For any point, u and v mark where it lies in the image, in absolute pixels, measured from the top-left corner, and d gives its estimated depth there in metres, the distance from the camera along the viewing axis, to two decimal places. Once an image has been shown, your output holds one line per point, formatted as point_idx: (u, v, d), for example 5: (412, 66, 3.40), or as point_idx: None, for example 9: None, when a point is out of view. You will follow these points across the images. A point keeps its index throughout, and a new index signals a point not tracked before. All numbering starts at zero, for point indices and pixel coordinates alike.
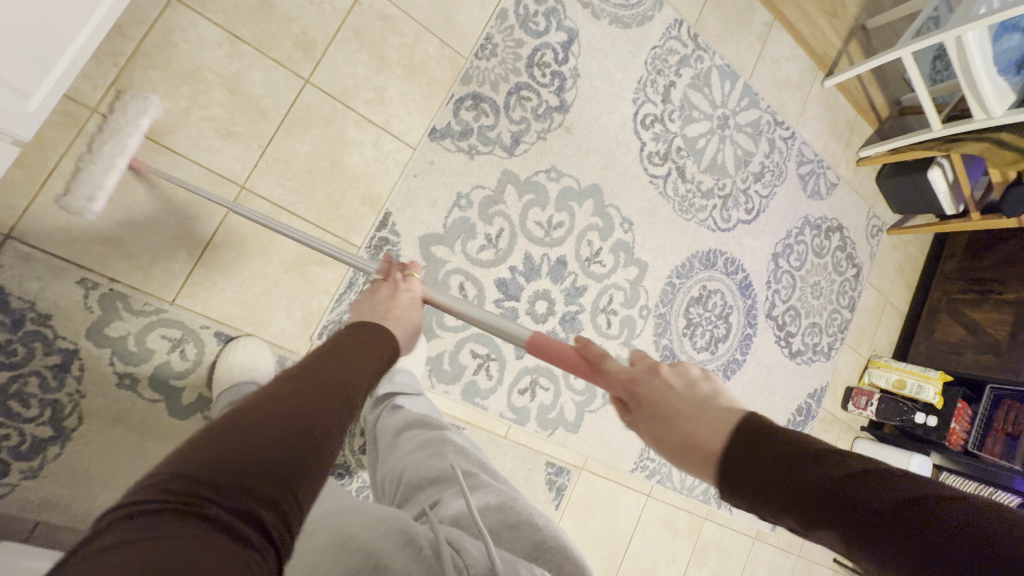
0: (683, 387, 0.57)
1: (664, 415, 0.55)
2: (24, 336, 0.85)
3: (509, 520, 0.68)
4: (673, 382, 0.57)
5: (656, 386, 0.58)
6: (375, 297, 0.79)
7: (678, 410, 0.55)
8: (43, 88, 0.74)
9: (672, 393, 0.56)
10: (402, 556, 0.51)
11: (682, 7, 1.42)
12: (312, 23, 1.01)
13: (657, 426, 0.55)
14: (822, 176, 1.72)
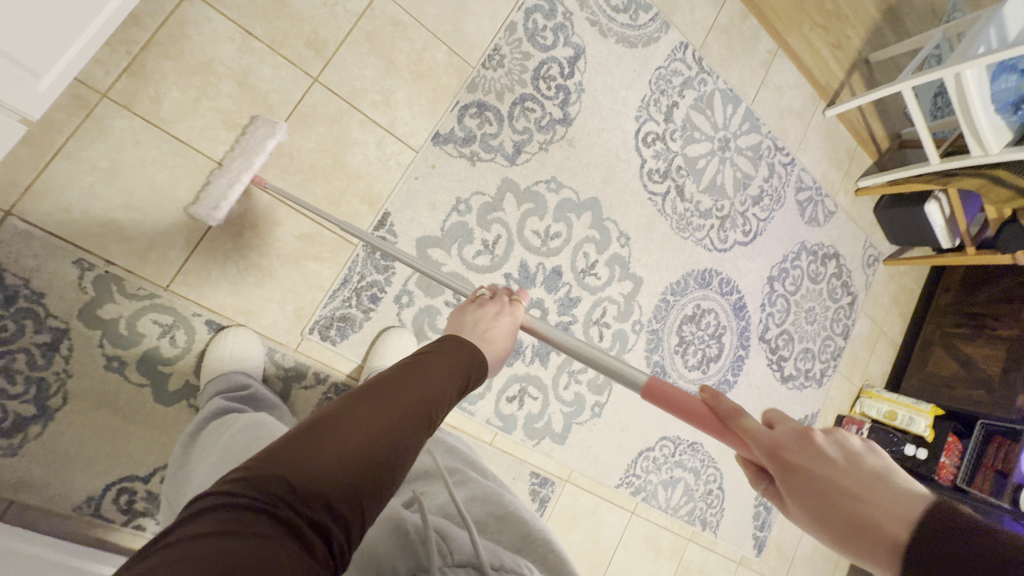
0: (839, 458, 0.50)
1: (818, 490, 0.49)
2: (15, 313, 0.85)
3: (494, 511, 0.67)
4: (827, 450, 0.51)
5: (808, 455, 0.51)
6: (479, 313, 0.79)
7: (837, 486, 0.48)
8: (53, 70, 0.76)
9: (831, 463, 0.50)
10: (391, 544, 0.52)
11: (688, 30, 1.45)
12: (324, 24, 1.04)
13: (809, 501, 0.50)
14: (821, 204, 1.73)
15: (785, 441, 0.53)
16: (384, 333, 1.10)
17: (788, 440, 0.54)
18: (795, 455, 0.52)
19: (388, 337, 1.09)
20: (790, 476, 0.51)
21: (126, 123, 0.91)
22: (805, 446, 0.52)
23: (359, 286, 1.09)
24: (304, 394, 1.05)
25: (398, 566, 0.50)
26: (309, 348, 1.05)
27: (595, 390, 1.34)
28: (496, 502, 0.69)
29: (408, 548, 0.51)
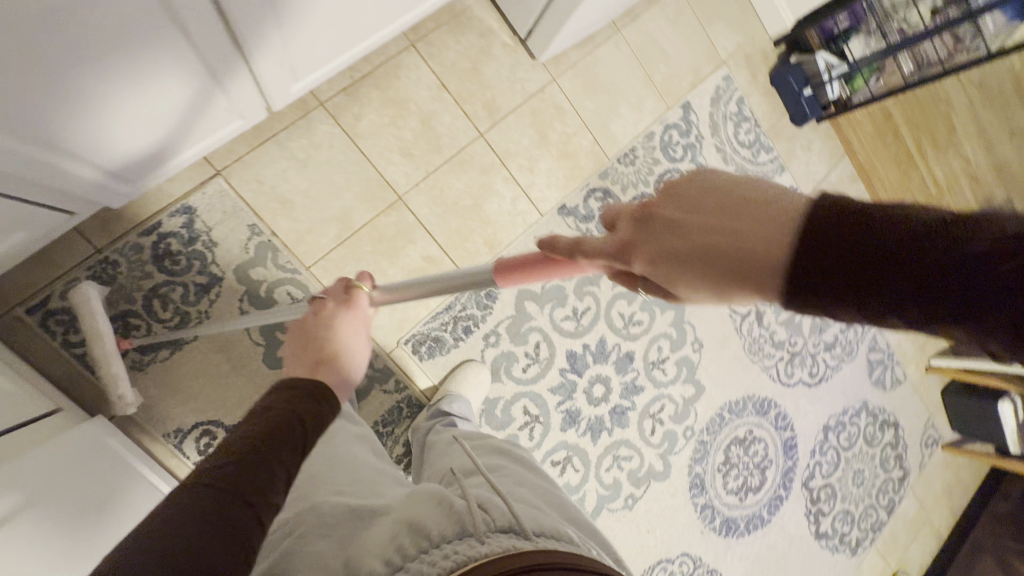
0: (684, 214, 0.43)
1: (686, 252, 0.42)
2: (189, 252, 0.98)
3: (544, 500, 0.70)
4: (675, 211, 0.44)
5: (658, 226, 0.44)
6: (302, 335, 0.71)
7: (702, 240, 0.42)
8: (307, 79, 0.95)
9: (686, 218, 0.43)
10: (436, 512, 0.57)
11: (799, 178, 1.58)
12: (502, 94, 1.22)
13: (687, 271, 0.43)
14: (890, 369, 1.74)
15: (631, 233, 0.46)
16: (464, 364, 1.17)
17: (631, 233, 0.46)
18: (645, 235, 0.45)
19: (469, 368, 1.16)
20: (651, 253, 0.44)
21: (328, 128, 1.08)
22: (654, 221, 0.45)
23: (458, 315, 1.18)
24: (381, 397, 1.12)
25: (444, 528, 0.55)
26: (399, 356, 1.14)
27: (633, 481, 1.35)
28: (542, 493, 0.72)
29: (452, 517, 0.56)
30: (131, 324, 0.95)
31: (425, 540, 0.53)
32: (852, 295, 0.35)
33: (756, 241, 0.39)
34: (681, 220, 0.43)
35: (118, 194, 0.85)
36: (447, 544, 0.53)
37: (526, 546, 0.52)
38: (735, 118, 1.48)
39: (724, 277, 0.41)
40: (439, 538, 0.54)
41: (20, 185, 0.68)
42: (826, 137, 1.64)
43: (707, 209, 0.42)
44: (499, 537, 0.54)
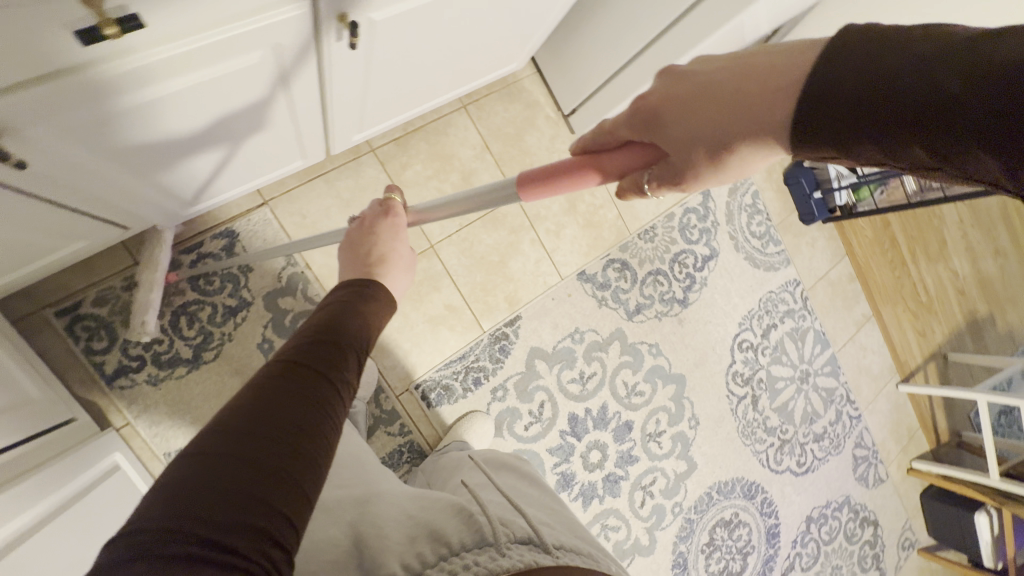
0: (700, 76, 0.47)
1: (699, 108, 0.46)
2: (224, 274, 1.00)
3: (558, 520, 0.70)
4: (695, 84, 0.47)
5: (675, 85, 0.48)
6: (351, 241, 0.73)
7: (721, 103, 0.45)
8: (370, 130, 0.99)
9: (708, 80, 0.46)
10: (454, 520, 0.57)
11: (802, 272, 1.67)
12: (540, 161, 1.29)
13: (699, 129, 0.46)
14: (873, 467, 1.78)
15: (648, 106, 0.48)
16: (470, 414, 1.18)
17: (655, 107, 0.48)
18: (667, 99, 0.47)
19: (474, 420, 1.16)
20: (665, 116, 0.47)
21: (376, 174, 1.13)
22: (675, 84, 0.47)
23: (470, 365, 1.21)
24: (384, 437, 1.13)
25: (463, 538, 0.54)
26: (407, 399, 1.15)
27: (618, 553, 1.34)
28: (557, 518, 0.72)
29: (472, 526, 0.55)
30: (154, 338, 0.95)
31: (446, 548, 0.53)
32: (827, 133, 0.41)
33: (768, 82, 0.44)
34: (701, 83, 0.46)
35: (174, 216, 0.86)
36: (467, 552, 0.52)
37: (547, 561, 0.51)
38: (749, 209, 1.58)
39: (731, 138, 0.46)
40: (459, 546, 0.53)
41: (96, 204, 0.69)
42: (830, 238, 1.74)
43: (726, 72, 0.46)
44: (520, 549, 0.53)
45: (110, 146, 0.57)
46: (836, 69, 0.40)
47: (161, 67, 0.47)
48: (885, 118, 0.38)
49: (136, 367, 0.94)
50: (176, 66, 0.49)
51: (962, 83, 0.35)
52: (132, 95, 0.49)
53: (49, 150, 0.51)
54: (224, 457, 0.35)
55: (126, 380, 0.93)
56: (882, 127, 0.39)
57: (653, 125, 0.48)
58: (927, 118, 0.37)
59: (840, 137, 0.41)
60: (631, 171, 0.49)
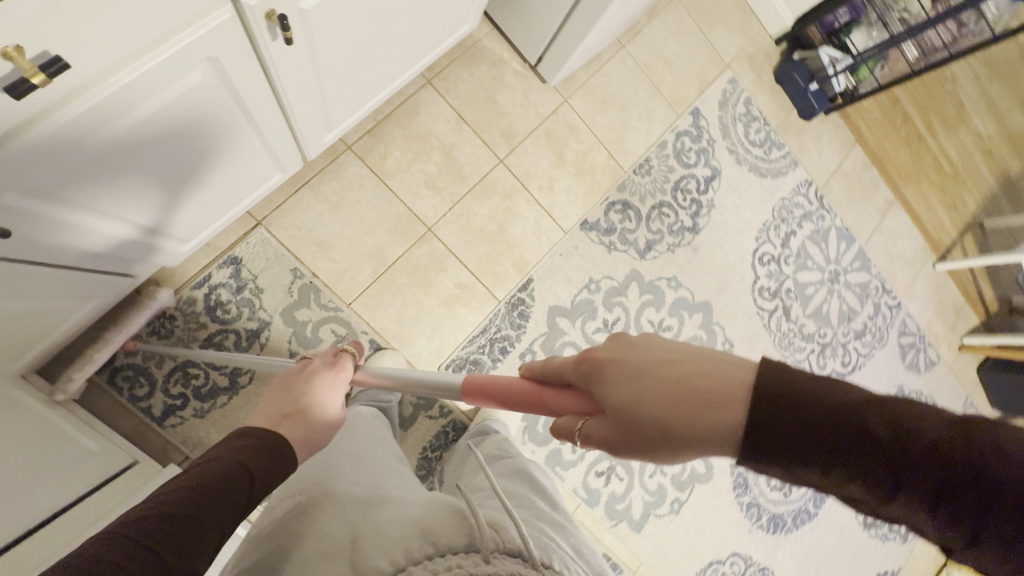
0: (652, 349, 0.39)
1: (644, 380, 0.38)
2: (239, 300, 1.03)
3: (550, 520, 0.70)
4: (641, 352, 0.39)
5: (629, 349, 0.40)
6: (280, 390, 0.65)
7: (661, 384, 0.37)
8: (338, 127, 0.97)
9: (654, 361, 0.39)
10: (450, 521, 0.56)
11: (813, 171, 1.59)
12: (518, 119, 1.26)
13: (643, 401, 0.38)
14: (923, 351, 1.72)
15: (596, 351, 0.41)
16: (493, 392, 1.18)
17: (601, 359, 0.40)
18: (611, 356, 0.40)
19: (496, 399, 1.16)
20: (606, 378, 0.39)
21: (358, 170, 1.12)
22: (629, 341, 0.41)
23: (494, 336, 1.21)
24: (427, 422, 1.15)
25: (452, 539, 0.54)
26: None
27: (677, 486, 1.36)
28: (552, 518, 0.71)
29: (463, 528, 0.55)
30: (190, 374, 0.99)
31: (431, 547, 0.53)
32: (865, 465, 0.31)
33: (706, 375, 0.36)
34: (657, 363, 0.38)
35: (175, 256, 0.88)
36: (451, 555, 0.52)
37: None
38: (744, 119, 1.50)
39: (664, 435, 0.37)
40: (446, 548, 0.53)
41: (93, 259, 0.71)
42: (835, 129, 1.65)
43: (669, 362, 0.38)
44: (505, 558, 0.52)
45: (83, 199, 0.58)
46: (790, 390, 0.33)
47: (104, 106, 0.48)
48: (843, 459, 0.32)
49: (181, 405, 0.98)
50: (110, 108, 0.48)
51: (919, 442, 0.30)
52: (85, 141, 0.50)
53: (27, 214, 0.52)
54: (154, 526, 0.38)
55: (175, 419, 0.98)
56: (838, 462, 0.32)
57: (585, 379, 0.41)
58: (888, 468, 0.31)
59: (795, 457, 0.33)
60: (565, 413, 0.42)
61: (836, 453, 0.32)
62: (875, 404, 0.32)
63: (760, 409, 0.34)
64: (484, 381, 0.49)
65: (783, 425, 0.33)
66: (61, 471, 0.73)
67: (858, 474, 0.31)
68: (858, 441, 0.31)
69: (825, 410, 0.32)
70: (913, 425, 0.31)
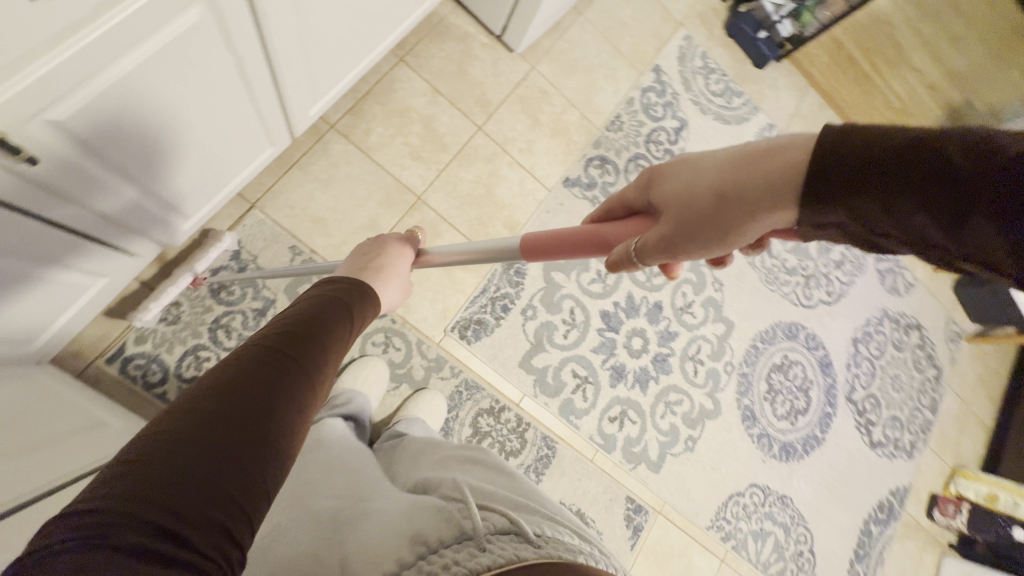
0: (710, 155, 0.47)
1: (690, 183, 0.47)
2: (242, 281, 1.05)
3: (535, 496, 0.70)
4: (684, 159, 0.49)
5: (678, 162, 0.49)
6: (358, 256, 0.69)
7: (716, 177, 0.45)
8: (321, 100, 1.01)
9: (707, 162, 0.47)
10: (438, 522, 0.57)
11: (773, 115, 1.68)
12: (490, 88, 1.31)
13: (699, 195, 0.46)
14: (900, 275, 1.80)
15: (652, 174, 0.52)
16: (417, 394, 1.13)
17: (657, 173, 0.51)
18: (675, 168, 0.49)
19: (420, 399, 1.11)
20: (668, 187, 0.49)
21: (343, 148, 1.16)
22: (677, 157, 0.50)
23: (494, 296, 1.24)
24: (439, 384, 1.18)
25: (443, 536, 0.54)
26: (448, 343, 1.20)
27: (689, 424, 1.39)
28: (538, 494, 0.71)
29: (450, 524, 0.56)
30: (202, 357, 1.00)
31: (423, 547, 0.53)
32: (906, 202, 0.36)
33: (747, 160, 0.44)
34: (710, 157, 0.46)
35: (176, 234, 0.89)
36: (446, 549, 0.53)
37: (528, 550, 0.50)
38: (703, 71, 1.58)
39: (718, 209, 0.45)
40: (437, 543, 0.54)
41: (102, 227, 0.71)
42: (788, 75, 1.75)
43: (718, 157, 0.46)
44: (502, 542, 0.52)
45: (105, 149, 0.59)
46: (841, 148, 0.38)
47: (119, 35, 0.49)
48: (907, 174, 0.35)
49: None
50: (123, 38, 0.50)
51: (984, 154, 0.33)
52: (101, 78, 0.51)
53: (52, 159, 0.53)
54: (199, 427, 0.33)
55: None
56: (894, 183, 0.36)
57: (651, 196, 0.51)
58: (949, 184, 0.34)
59: (845, 201, 0.38)
60: (627, 236, 0.51)
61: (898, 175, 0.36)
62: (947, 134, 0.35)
63: (813, 168, 0.39)
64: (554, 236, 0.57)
65: (836, 173, 0.38)
66: (83, 439, 0.73)
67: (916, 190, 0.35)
68: (928, 159, 0.35)
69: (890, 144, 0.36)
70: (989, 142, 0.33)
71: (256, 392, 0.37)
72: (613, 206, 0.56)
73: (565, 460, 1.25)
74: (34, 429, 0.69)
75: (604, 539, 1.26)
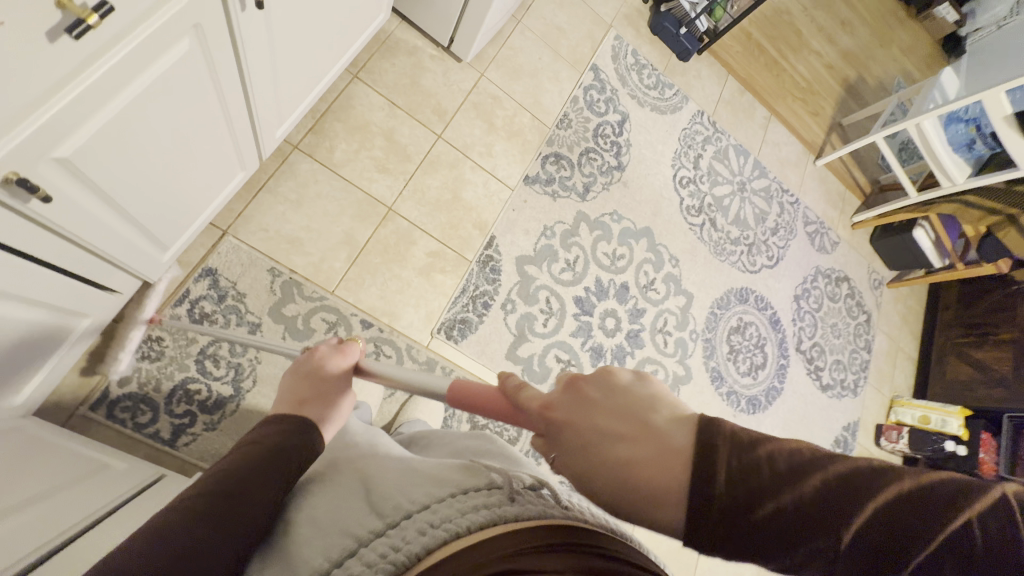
0: (610, 399, 0.37)
1: (595, 441, 0.36)
2: (224, 309, 1.04)
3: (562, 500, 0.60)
4: (594, 404, 0.37)
5: (581, 405, 0.38)
6: (294, 377, 0.63)
7: (613, 457, 0.34)
8: (286, 122, 1.02)
9: (605, 424, 0.36)
10: (463, 476, 0.49)
11: (701, 102, 1.84)
12: (445, 97, 1.36)
13: (599, 490, 0.35)
14: (825, 235, 2.02)
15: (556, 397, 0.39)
16: (414, 396, 1.16)
17: (560, 408, 0.39)
18: (567, 412, 0.38)
19: (420, 398, 1.15)
20: (561, 441, 0.37)
21: (310, 167, 1.17)
22: (584, 391, 0.38)
23: (474, 294, 1.29)
24: None
25: (470, 483, 0.47)
26: (437, 345, 1.23)
27: None
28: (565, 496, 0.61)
29: (481, 474, 0.49)
30: (192, 391, 0.98)
31: (456, 487, 0.47)
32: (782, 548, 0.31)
33: (652, 447, 0.34)
34: (604, 422, 0.36)
35: (156, 267, 0.88)
36: (473, 493, 0.45)
37: (559, 509, 0.42)
38: (636, 67, 1.71)
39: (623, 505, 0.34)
40: (465, 486, 0.47)
41: (91, 263, 0.70)
42: (709, 65, 1.92)
43: (616, 422, 0.36)
44: (533, 496, 0.45)
45: (101, 181, 0.60)
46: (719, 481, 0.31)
47: (123, 69, 0.50)
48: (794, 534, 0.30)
49: (190, 422, 0.97)
50: (128, 71, 0.51)
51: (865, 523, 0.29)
52: (107, 109, 0.53)
53: (60, 193, 0.54)
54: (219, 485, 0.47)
55: (187, 437, 0.96)
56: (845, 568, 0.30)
57: (546, 433, 0.39)
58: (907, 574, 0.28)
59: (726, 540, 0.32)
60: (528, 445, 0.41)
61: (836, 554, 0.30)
62: (860, 487, 0.30)
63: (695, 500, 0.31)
64: (466, 384, 0.49)
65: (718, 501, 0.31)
66: (91, 482, 0.72)
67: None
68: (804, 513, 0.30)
69: (791, 499, 0.30)
70: (918, 517, 0.29)
71: (250, 474, 0.49)
72: (510, 379, 0.45)
73: None
74: (41, 478, 0.68)
75: None
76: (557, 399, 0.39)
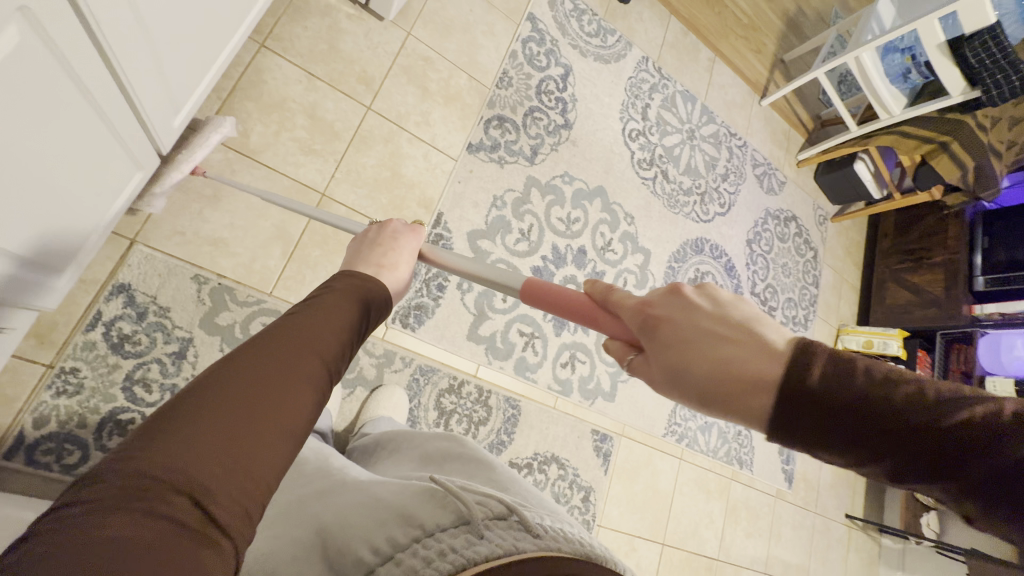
0: (719, 311, 0.44)
1: (691, 339, 0.44)
2: (147, 326, 0.94)
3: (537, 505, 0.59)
4: (695, 310, 0.45)
5: (686, 309, 0.46)
6: (365, 243, 0.69)
7: (709, 351, 0.43)
8: (185, 108, 0.89)
9: (706, 326, 0.44)
10: (427, 508, 0.46)
11: (645, 48, 1.76)
12: (369, 63, 1.23)
13: (692, 375, 0.43)
14: (773, 176, 2.03)
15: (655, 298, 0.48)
16: (375, 392, 1.11)
17: (659, 305, 0.47)
18: (668, 311, 0.46)
19: (381, 394, 1.10)
20: (662, 334, 0.46)
21: (223, 155, 1.04)
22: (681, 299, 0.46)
23: (427, 277, 1.23)
24: (394, 377, 1.16)
25: (438, 517, 0.44)
26: (392, 336, 1.18)
27: None
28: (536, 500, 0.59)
29: (446, 503, 0.46)
30: (124, 421, 0.89)
31: (419, 530, 0.44)
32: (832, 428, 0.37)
33: (749, 351, 0.41)
34: (704, 326, 0.44)
35: (53, 296, 0.79)
36: (442, 534, 0.43)
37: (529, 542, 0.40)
38: (575, 14, 1.60)
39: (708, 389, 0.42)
40: (433, 526, 0.44)
41: None
42: (651, 5, 1.82)
43: (715, 326, 0.44)
44: (501, 530, 0.43)
45: None
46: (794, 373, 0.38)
47: None
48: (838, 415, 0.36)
49: None
50: None
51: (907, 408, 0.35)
52: None
53: None
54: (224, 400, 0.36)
55: None
56: (908, 448, 0.35)
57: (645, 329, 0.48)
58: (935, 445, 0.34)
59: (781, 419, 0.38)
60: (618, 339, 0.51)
61: (877, 429, 0.35)
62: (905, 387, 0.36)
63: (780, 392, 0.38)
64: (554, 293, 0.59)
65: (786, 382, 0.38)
66: None
67: (915, 460, 0.35)
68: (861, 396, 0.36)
69: (842, 385, 0.37)
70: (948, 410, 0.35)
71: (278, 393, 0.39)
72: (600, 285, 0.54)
73: (530, 413, 1.31)
74: None
75: (580, 473, 1.36)
76: (658, 299, 0.47)
